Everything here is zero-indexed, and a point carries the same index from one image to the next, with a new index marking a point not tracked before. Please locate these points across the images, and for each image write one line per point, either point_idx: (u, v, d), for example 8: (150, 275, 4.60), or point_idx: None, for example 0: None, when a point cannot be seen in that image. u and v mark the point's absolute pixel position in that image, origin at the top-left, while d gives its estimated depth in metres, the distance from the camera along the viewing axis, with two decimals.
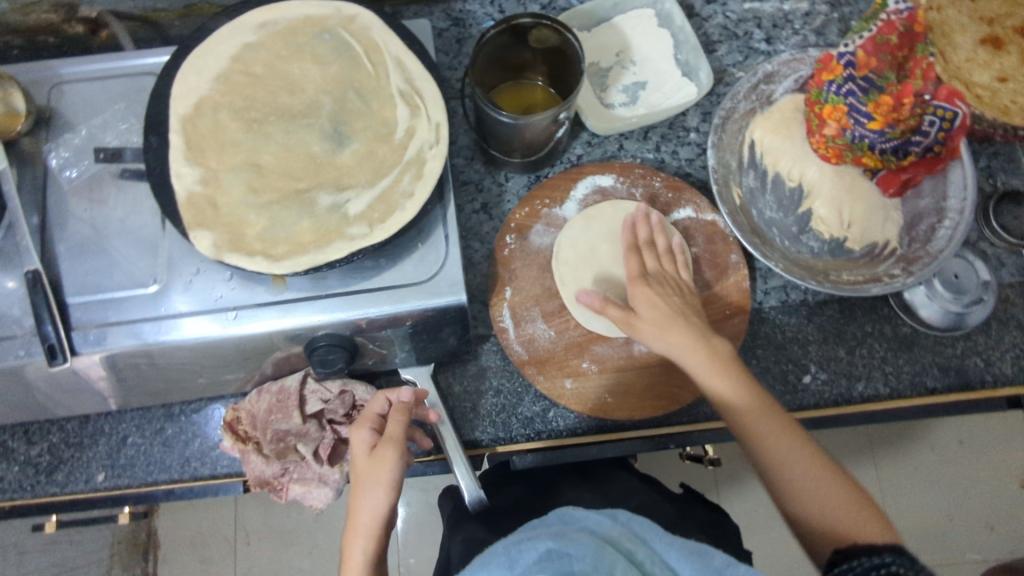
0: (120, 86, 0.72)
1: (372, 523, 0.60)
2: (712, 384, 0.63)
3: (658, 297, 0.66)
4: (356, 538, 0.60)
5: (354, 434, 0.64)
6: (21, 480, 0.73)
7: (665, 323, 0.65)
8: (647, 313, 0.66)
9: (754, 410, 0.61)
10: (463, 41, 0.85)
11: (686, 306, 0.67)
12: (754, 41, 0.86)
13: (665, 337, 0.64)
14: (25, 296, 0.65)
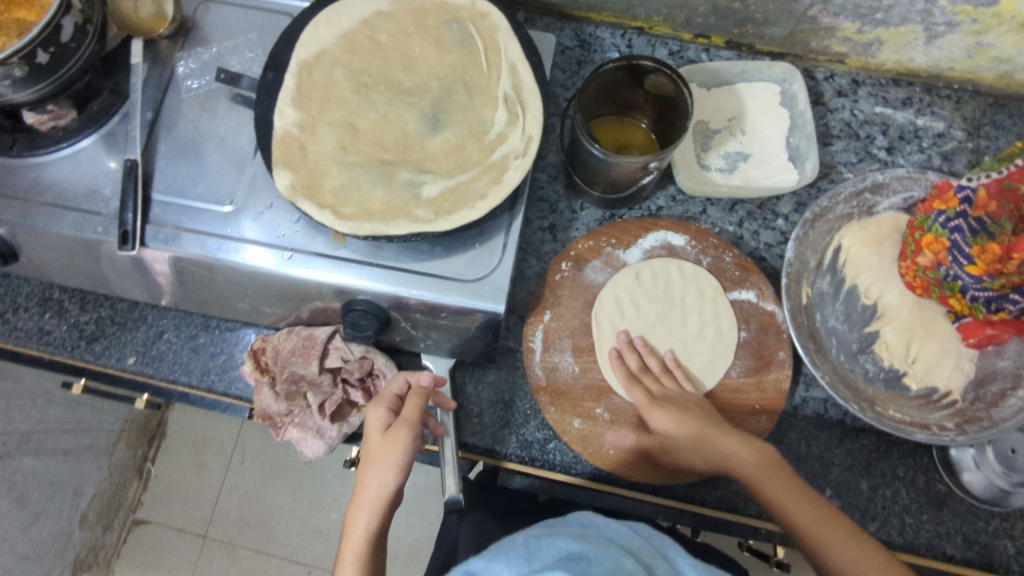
0: (258, 18, 0.76)
1: (379, 500, 0.62)
2: (771, 483, 0.63)
3: (680, 413, 0.66)
4: (363, 513, 0.62)
5: (369, 415, 0.66)
6: (65, 340, 0.79)
7: (696, 438, 0.65)
8: (675, 432, 0.66)
9: (824, 520, 0.61)
10: (583, 64, 0.86)
11: (708, 418, 0.67)
12: (874, 146, 0.82)
13: (697, 451, 0.66)
14: (118, 180, 0.70)
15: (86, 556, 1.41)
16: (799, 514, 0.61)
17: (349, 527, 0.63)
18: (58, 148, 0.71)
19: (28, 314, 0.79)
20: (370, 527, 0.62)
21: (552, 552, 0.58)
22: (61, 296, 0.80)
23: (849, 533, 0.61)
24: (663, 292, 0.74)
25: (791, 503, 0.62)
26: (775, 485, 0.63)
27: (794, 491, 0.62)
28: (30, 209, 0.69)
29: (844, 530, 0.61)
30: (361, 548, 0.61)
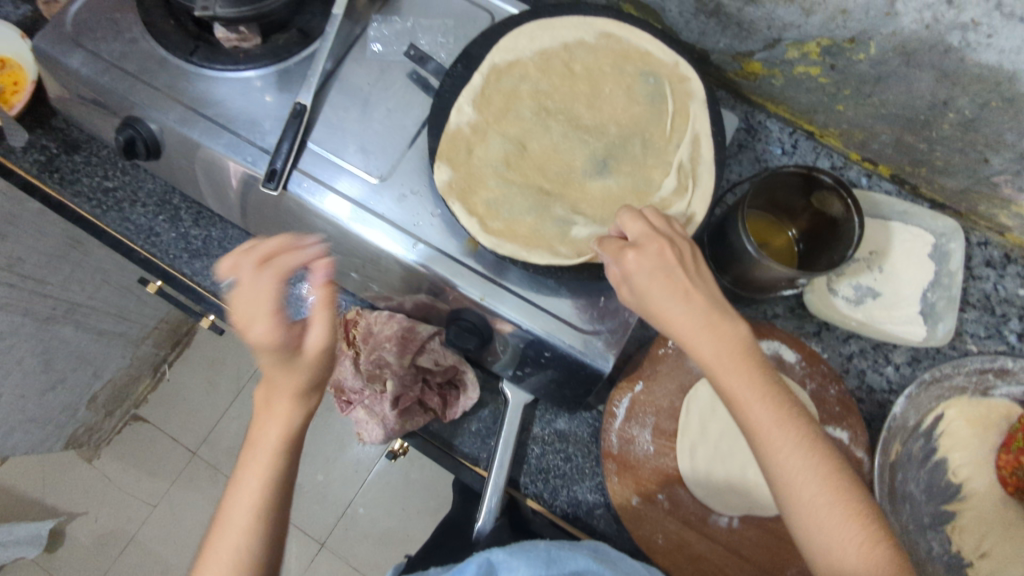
0: (459, 7, 0.76)
1: (293, 394, 0.51)
2: (721, 378, 0.53)
3: (651, 258, 0.55)
4: (277, 409, 0.51)
5: (248, 322, 0.48)
6: (170, 248, 0.80)
7: (653, 289, 0.54)
8: (639, 280, 0.54)
9: (775, 420, 0.51)
10: (743, 148, 0.86)
11: (678, 272, 0.55)
12: (1007, 328, 0.79)
13: (660, 292, 0.54)
14: (280, 118, 0.70)
15: (82, 435, 1.41)
16: (744, 405, 0.52)
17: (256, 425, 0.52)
18: (232, 70, 0.71)
19: (143, 210, 0.81)
20: (282, 428, 0.51)
21: (570, 565, 0.57)
22: (180, 203, 0.81)
23: (811, 447, 0.51)
24: None
25: (740, 403, 0.52)
26: (733, 388, 0.52)
27: (748, 379, 0.52)
28: (189, 119, 0.69)
29: (796, 433, 0.51)
30: (271, 453, 0.51)
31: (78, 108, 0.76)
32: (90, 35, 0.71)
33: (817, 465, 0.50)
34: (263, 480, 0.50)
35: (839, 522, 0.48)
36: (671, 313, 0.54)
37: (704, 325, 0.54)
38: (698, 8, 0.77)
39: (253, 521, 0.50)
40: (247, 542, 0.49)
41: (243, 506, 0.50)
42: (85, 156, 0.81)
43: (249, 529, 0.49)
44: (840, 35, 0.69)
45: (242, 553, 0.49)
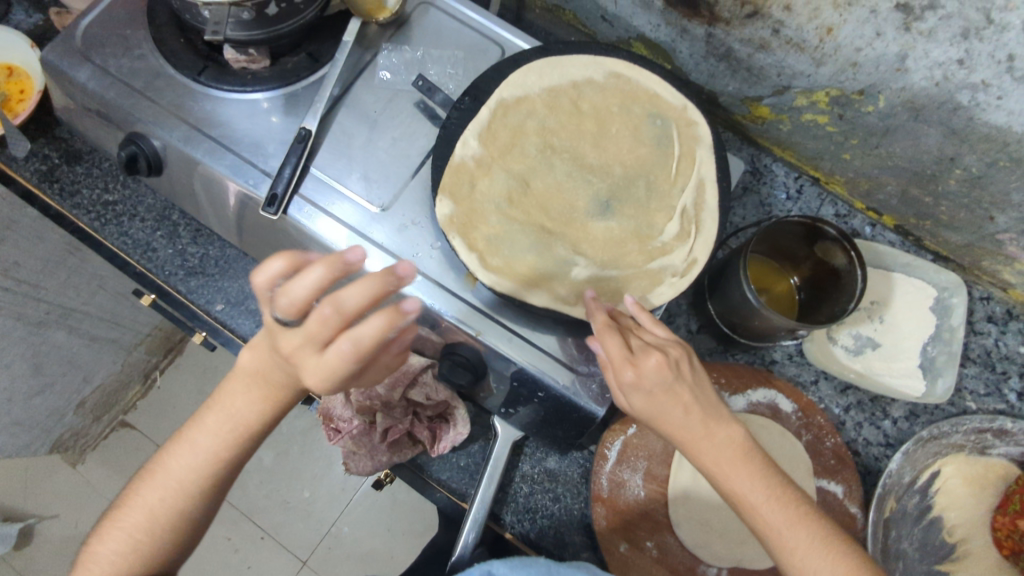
0: (470, 38, 0.76)
1: (268, 389, 0.52)
2: (731, 486, 0.50)
3: (652, 368, 0.50)
4: (249, 392, 0.53)
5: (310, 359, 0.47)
6: (166, 264, 0.80)
7: (655, 405, 0.51)
8: (640, 397, 0.51)
9: (789, 525, 0.49)
10: (748, 190, 0.86)
11: (675, 379, 0.51)
12: (1007, 386, 0.79)
13: (661, 410, 0.51)
14: (285, 141, 0.70)
15: (68, 440, 1.36)
16: (757, 513, 0.49)
17: (223, 396, 0.54)
18: (238, 90, 0.71)
19: (142, 225, 0.80)
20: (245, 416, 0.53)
21: None
22: (179, 220, 0.81)
23: (828, 543, 0.49)
24: None
25: (753, 506, 0.50)
26: (743, 495, 0.50)
27: (758, 487, 0.50)
28: (193, 138, 0.69)
29: (811, 528, 0.49)
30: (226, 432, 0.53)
31: (82, 120, 0.76)
32: (99, 49, 0.71)
33: (837, 562, 0.48)
34: (210, 450, 0.53)
35: None
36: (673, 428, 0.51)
37: (708, 433, 0.51)
38: (708, 51, 0.77)
39: (193, 488, 0.53)
40: (179, 501, 0.52)
41: (185, 468, 0.53)
42: (87, 167, 0.80)
43: (185, 491, 0.52)
44: (849, 87, 0.69)
45: (172, 509, 0.52)
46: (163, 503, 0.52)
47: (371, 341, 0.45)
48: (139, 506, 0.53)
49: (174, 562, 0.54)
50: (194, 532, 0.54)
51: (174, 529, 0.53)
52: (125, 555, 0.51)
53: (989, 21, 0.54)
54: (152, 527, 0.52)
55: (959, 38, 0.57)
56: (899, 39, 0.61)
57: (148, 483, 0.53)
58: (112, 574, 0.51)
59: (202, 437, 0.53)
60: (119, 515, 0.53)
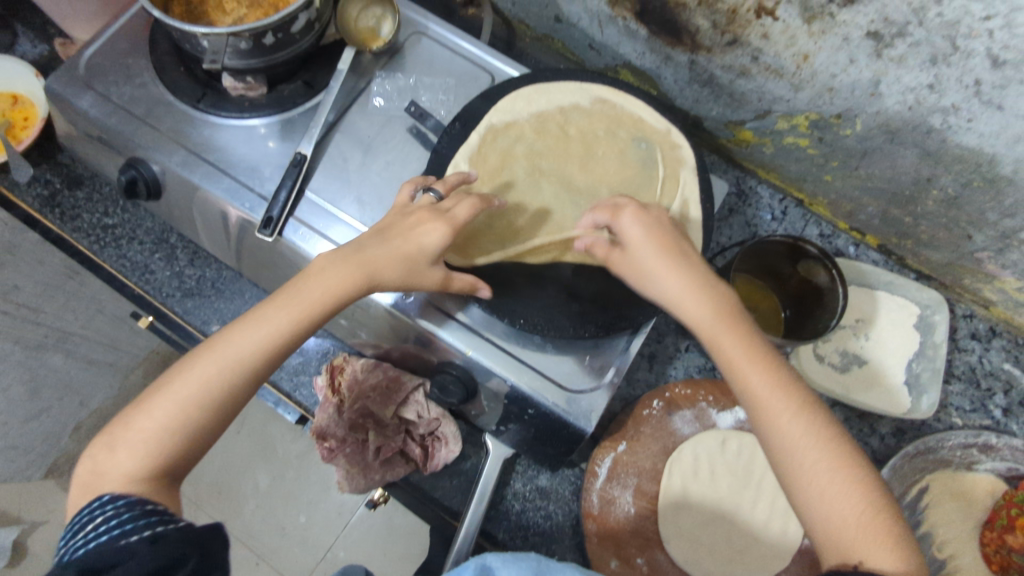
0: (461, 66, 0.79)
1: (356, 272, 0.56)
2: (718, 344, 0.53)
3: (644, 219, 0.58)
4: (334, 274, 0.55)
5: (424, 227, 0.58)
6: (163, 286, 0.81)
7: (642, 249, 0.57)
8: (630, 237, 0.58)
9: (771, 384, 0.51)
10: (734, 212, 0.88)
11: (666, 233, 0.59)
12: (992, 402, 0.80)
13: (663, 262, 0.57)
14: (281, 165, 0.72)
15: None
16: (740, 370, 0.52)
17: (302, 282, 0.55)
18: (237, 116, 0.73)
19: (140, 248, 0.82)
20: (324, 297, 0.54)
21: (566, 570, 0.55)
22: (177, 243, 0.83)
23: (803, 406, 0.50)
24: (742, 471, 0.72)
25: (733, 360, 0.52)
26: (725, 350, 0.53)
27: (742, 345, 0.53)
28: (192, 163, 0.71)
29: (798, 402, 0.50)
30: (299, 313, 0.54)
31: (83, 145, 0.78)
32: (102, 78, 0.74)
33: (818, 431, 0.48)
34: (285, 326, 0.53)
35: (831, 475, 0.47)
36: (670, 282, 0.56)
37: (707, 295, 0.55)
38: (692, 78, 0.80)
39: (252, 361, 0.51)
40: (233, 373, 0.50)
41: (248, 343, 0.51)
42: (88, 192, 0.82)
43: (244, 366, 0.51)
44: (828, 110, 0.72)
45: (225, 375, 0.50)
46: (220, 372, 0.50)
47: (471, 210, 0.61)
48: (191, 377, 0.50)
49: (193, 455, 0.50)
50: (223, 420, 0.51)
51: (209, 414, 0.49)
52: (173, 428, 0.48)
53: (955, 48, 0.57)
54: (210, 400, 0.49)
55: (928, 64, 0.59)
56: (872, 64, 0.63)
57: (203, 352, 0.51)
58: (167, 433, 0.48)
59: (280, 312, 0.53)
60: (156, 393, 0.50)
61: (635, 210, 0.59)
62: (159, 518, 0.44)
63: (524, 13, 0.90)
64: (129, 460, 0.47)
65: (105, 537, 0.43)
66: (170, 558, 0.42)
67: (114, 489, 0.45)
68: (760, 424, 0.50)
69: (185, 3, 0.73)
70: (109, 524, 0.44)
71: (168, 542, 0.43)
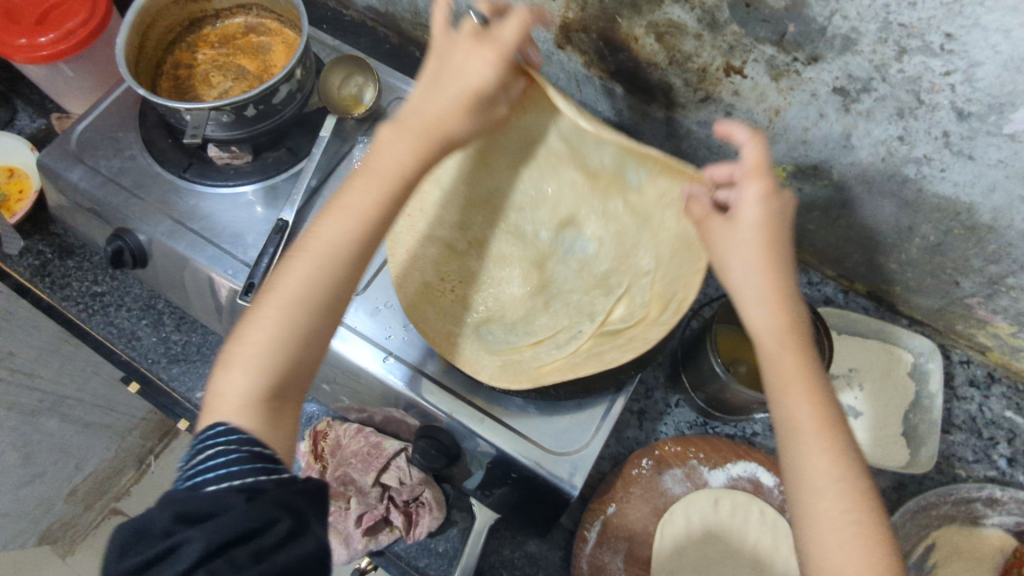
0: None
1: (420, 137, 0.48)
2: (773, 362, 0.45)
3: (768, 203, 0.47)
4: (403, 137, 0.48)
5: (474, 50, 0.47)
6: (150, 352, 0.82)
7: (739, 243, 0.47)
8: (740, 219, 0.47)
9: (815, 413, 0.44)
10: None
11: (778, 226, 0.47)
12: (996, 452, 0.77)
13: (766, 262, 0.46)
14: (265, 232, 0.73)
15: None
16: (785, 393, 0.45)
17: (370, 159, 0.49)
18: (224, 184, 0.75)
19: (127, 314, 0.83)
20: (396, 169, 0.48)
21: None
22: (165, 309, 0.84)
23: (841, 449, 0.43)
24: (735, 531, 0.70)
25: (779, 384, 0.45)
26: (780, 372, 0.45)
27: (799, 368, 0.45)
28: (177, 231, 0.73)
29: (837, 443, 0.44)
30: (378, 191, 0.48)
31: (74, 216, 0.80)
32: (92, 152, 0.76)
33: (852, 483, 0.43)
34: (368, 209, 0.47)
35: (848, 536, 0.41)
36: (757, 278, 0.46)
37: (788, 303, 0.46)
38: (669, 133, 0.81)
39: (347, 253, 0.47)
40: (327, 270, 0.46)
41: (336, 236, 0.47)
42: (78, 261, 0.84)
43: (341, 260, 0.47)
44: (803, 162, 0.72)
45: (325, 271, 0.46)
46: (318, 270, 0.46)
47: (524, 29, 0.47)
48: (283, 286, 0.46)
49: (308, 361, 0.46)
50: (328, 319, 0.47)
51: (323, 312, 0.46)
52: (280, 340, 0.45)
53: (920, 102, 0.57)
54: (309, 298, 0.45)
55: (896, 117, 0.60)
56: (842, 118, 0.64)
57: (295, 251, 0.47)
58: (271, 347, 0.44)
59: (358, 193, 0.48)
60: (259, 305, 0.46)
61: (769, 192, 0.46)
62: (264, 467, 0.41)
63: None
64: (246, 380, 0.44)
65: (208, 473, 0.40)
66: (263, 519, 0.37)
67: (231, 412, 0.43)
68: (785, 456, 0.45)
69: (173, 78, 0.76)
70: (216, 458, 0.41)
71: (263, 501, 0.38)
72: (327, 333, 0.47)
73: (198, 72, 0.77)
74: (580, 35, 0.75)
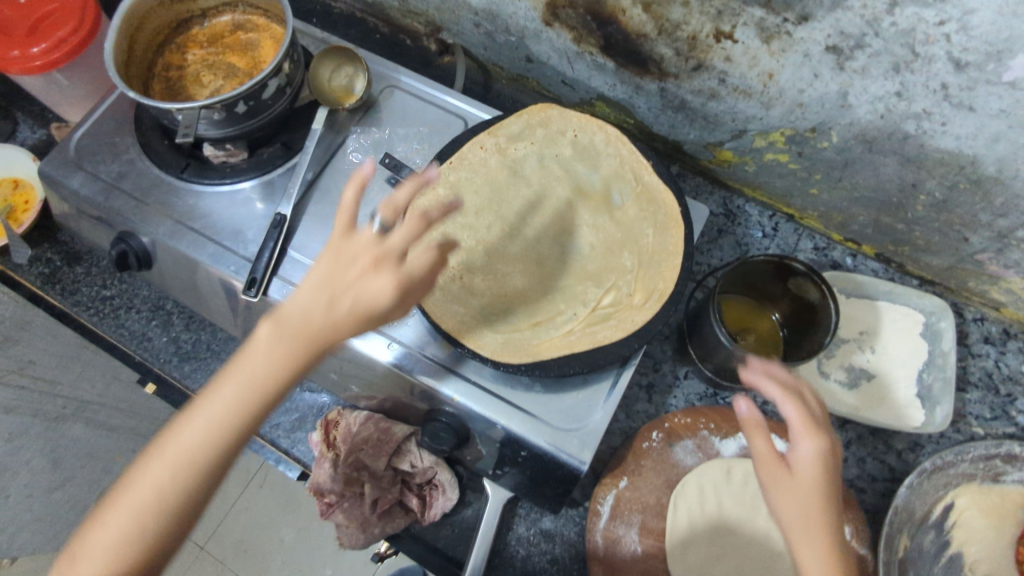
0: (434, 114, 0.81)
1: (299, 339, 0.47)
2: None
3: (824, 459, 0.48)
4: (274, 347, 0.47)
5: (372, 277, 0.48)
6: (162, 352, 0.83)
7: (797, 492, 0.48)
8: (797, 459, 0.48)
9: None
10: (723, 232, 0.87)
11: (829, 481, 0.48)
12: (1014, 408, 0.76)
13: (820, 515, 0.47)
14: (264, 227, 0.74)
15: None
16: None
17: (243, 353, 0.47)
18: (222, 183, 0.75)
19: (138, 316, 0.85)
20: (265, 376, 0.47)
21: None
22: (172, 309, 0.85)
23: None
24: (750, 499, 0.70)
25: None
26: None
27: None
28: (178, 231, 0.73)
29: None
30: (245, 393, 0.46)
31: (78, 223, 0.81)
32: (90, 158, 0.77)
33: None
34: (233, 407, 0.46)
35: None
36: (810, 532, 0.47)
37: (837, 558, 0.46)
38: (664, 104, 0.80)
39: (206, 461, 0.46)
40: (190, 472, 0.45)
41: (197, 435, 0.46)
42: (86, 266, 0.86)
43: (199, 464, 0.46)
44: (801, 125, 0.71)
45: (165, 493, 0.45)
46: (172, 478, 0.45)
47: (429, 263, 0.50)
48: (147, 482, 0.45)
49: (168, 547, 0.46)
50: (197, 507, 0.46)
51: (181, 510, 0.45)
52: (133, 534, 0.44)
53: (916, 55, 0.56)
54: (164, 499, 0.45)
55: (892, 72, 0.58)
56: (837, 77, 0.62)
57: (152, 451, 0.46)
58: (118, 545, 0.44)
59: (222, 394, 0.46)
60: (118, 493, 0.46)
61: (832, 448, 0.48)
62: None
63: (495, 56, 0.91)
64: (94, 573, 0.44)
65: None
66: None
67: None
68: None
69: (164, 80, 0.76)
70: None
71: None
72: (192, 520, 0.47)
73: (189, 72, 0.77)
74: (567, 11, 0.74)
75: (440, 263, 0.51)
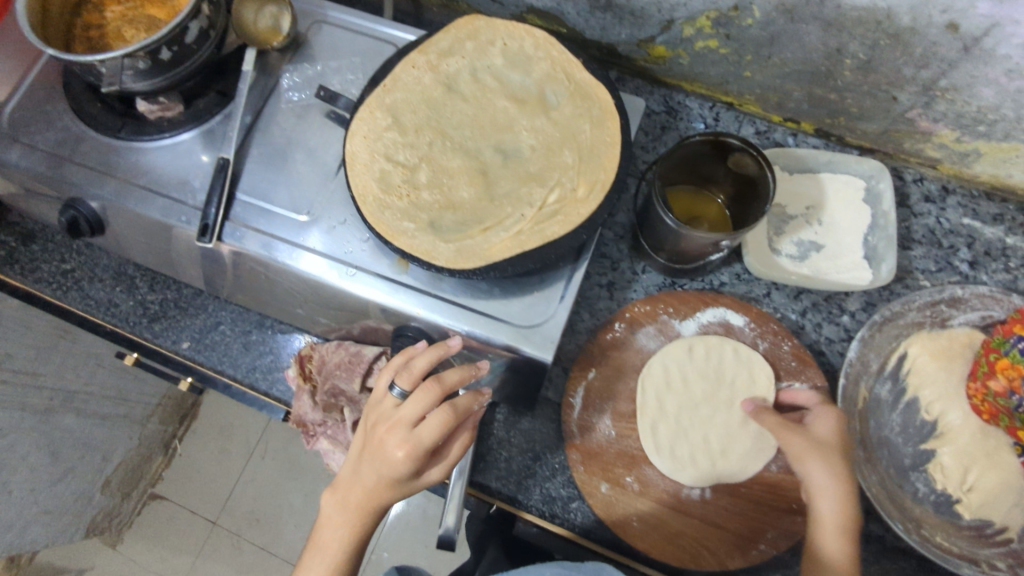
0: (365, 43, 0.81)
1: (356, 504, 0.58)
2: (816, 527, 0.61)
3: (840, 427, 0.65)
4: (336, 516, 0.59)
5: (391, 443, 0.57)
6: (129, 315, 0.84)
7: (815, 446, 0.64)
8: (821, 430, 0.65)
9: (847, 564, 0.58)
10: (667, 129, 0.88)
11: (838, 439, 0.64)
12: (957, 258, 0.80)
13: (837, 462, 0.63)
14: (209, 175, 0.74)
15: (101, 521, 1.38)
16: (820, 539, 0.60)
17: (322, 523, 0.60)
18: (162, 136, 0.75)
19: (101, 284, 0.85)
20: (335, 538, 0.59)
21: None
22: (135, 272, 0.86)
23: None
24: (712, 371, 0.73)
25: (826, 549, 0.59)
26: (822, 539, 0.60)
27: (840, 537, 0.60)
28: (125, 190, 0.73)
29: None
30: (326, 555, 0.58)
31: (27, 200, 0.81)
32: (25, 129, 0.76)
33: None
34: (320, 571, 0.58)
35: None
36: (825, 473, 0.62)
37: (842, 489, 0.61)
38: (591, 5, 0.80)
39: None
40: None
41: None
42: (42, 244, 0.86)
43: None
44: (724, 5, 0.71)
45: None
46: None
47: (438, 429, 0.56)
48: None
49: None
50: None
51: None
52: None
53: None
54: None
55: None
56: None
57: None
58: None
59: (312, 558, 0.59)
60: None
61: (842, 421, 0.66)
62: None
63: None
64: None
65: None
66: None
67: None
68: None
69: (86, 40, 0.75)
70: None
71: None
72: None
73: (110, 29, 0.76)
74: None
75: (450, 424, 0.57)
